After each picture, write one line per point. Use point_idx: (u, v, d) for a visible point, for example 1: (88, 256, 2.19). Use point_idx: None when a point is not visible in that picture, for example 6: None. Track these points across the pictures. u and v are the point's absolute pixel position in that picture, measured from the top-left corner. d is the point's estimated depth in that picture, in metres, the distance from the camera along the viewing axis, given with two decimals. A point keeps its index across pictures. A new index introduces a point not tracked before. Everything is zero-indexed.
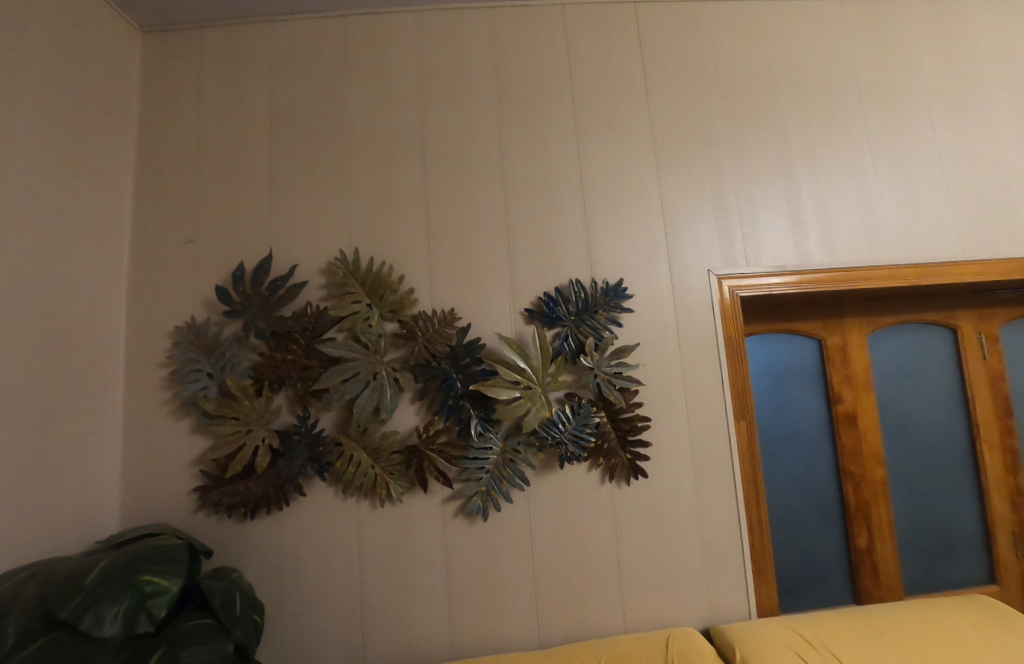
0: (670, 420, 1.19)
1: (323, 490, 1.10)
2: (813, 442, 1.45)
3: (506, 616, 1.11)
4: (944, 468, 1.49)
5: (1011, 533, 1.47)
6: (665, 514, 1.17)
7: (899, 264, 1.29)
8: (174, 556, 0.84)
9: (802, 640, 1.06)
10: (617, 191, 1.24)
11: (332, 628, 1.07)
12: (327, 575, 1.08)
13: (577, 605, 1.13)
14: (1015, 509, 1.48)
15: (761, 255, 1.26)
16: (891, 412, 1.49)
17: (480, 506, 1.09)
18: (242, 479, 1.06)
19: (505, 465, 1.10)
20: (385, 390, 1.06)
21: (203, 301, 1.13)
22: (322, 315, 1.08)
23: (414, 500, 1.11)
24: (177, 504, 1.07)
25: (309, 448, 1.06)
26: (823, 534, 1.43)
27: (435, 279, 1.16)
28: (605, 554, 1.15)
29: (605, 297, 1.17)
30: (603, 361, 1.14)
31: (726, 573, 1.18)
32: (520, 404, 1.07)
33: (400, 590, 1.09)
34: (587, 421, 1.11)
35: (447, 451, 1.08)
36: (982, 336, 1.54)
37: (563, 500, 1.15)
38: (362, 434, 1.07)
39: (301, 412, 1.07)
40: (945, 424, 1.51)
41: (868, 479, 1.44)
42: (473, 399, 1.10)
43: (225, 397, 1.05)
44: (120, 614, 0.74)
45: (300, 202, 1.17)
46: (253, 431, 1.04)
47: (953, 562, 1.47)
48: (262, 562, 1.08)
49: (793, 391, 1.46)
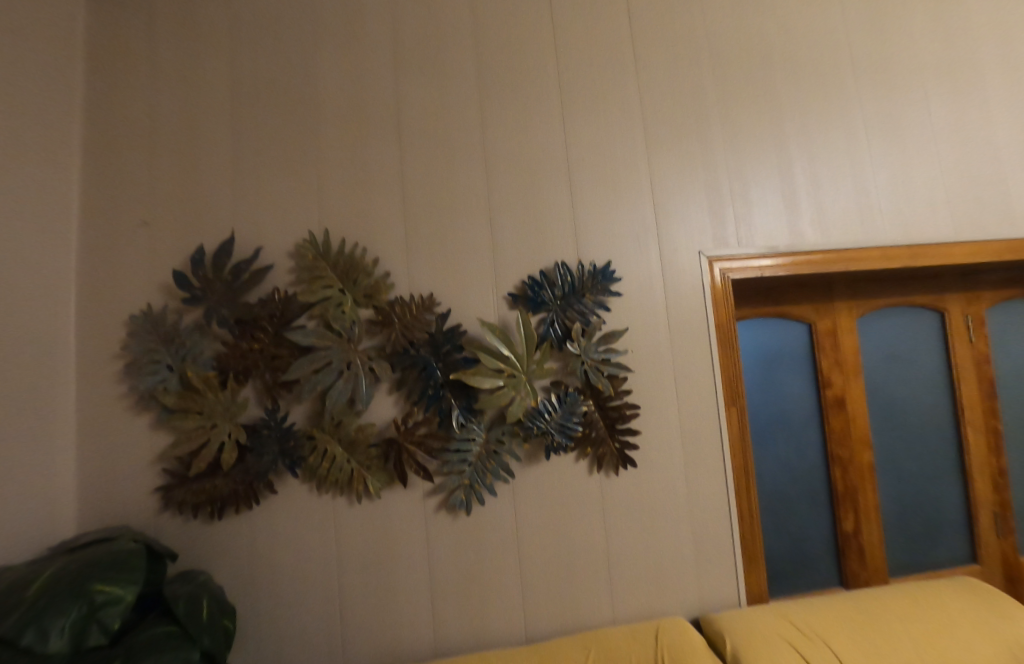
0: (660, 408, 1.15)
1: (296, 487, 1.04)
2: (802, 427, 1.43)
3: (492, 612, 1.07)
4: (930, 452, 1.49)
5: (993, 514, 1.49)
6: (655, 503, 1.14)
7: (893, 245, 1.27)
8: (130, 561, 0.80)
9: (794, 628, 1.05)
10: (606, 169, 1.18)
11: (310, 629, 1.02)
12: (303, 575, 1.03)
13: (566, 599, 1.09)
14: (998, 491, 1.50)
15: (753, 236, 1.22)
16: (879, 396, 1.47)
17: (464, 500, 1.05)
18: (208, 476, 0.99)
19: (489, 456, 1.06)
20: (361, 380, 1.00)
21: (162, 287, 1.05)
22: (290, 300, 1.01)
23: (395, 496, 1.06)
24: (138, 505, 1.00)
25: (279, 442, 0.99)
26: (811, 519, 1.41)
27: (413, 263, 1.10)
28: (594, 547, 1.11)
29: (592, 280, 1.12)
30: (591, 347, 1.09)
31: (716, 561, 1.16)
32: (505, 392, 1.02)
33: (382, 589, 1.05)
34: (574, 410, 1.07)
35: (427, 443, 1.03)
36: (969, 319, 1.53)
37: (550, 491, 1.10)
38: (337, 427, 1.01)
39: (269, 404, 1.00)
40: (932, 408, 1.50)
41: (856, 463, 1.43)
42: (455, 388, 1.04)
43: (187, 390, 0.98)
44: (67, 627, 0.69)
45: (266, 181, 1.09)
46: (218, 425, 0.97)
47: (937, 544, 1.48)
48: (234, 563, 1.02)
49: (782, 376, 1.43)
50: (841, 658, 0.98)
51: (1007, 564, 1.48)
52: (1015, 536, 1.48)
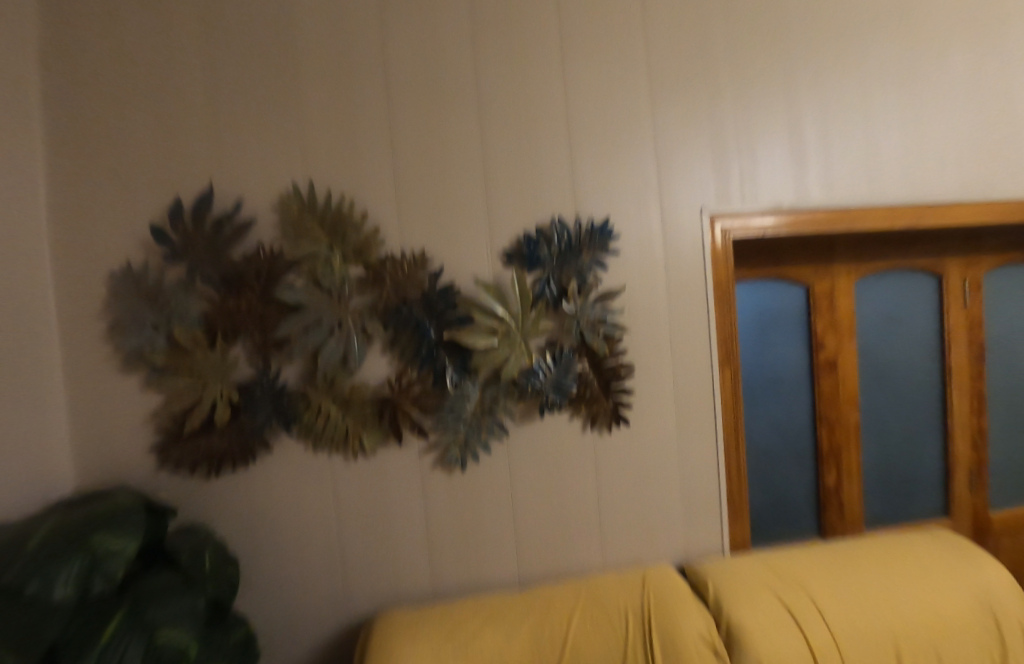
0: (655, 368, 1.15)
1: (292, 445, 1.04)
2: (793, 388, 1.44)
3: (488, 560, 1.13)
4: (915, 412, 1.53)
5: (969, 471, 1.55)
6: (647, 461, 1.17)
7: (899, 204, 1.23)
8: (128, 517, 0.82)
9: (772, 574, 1.12)
10: (607, 120, 1.12)
11: (314, 576, 1.08)
12: (304, 528, 1.07)
13: (558, 548, 1.15)
14: (975, 449, 1.55)
15: (758, 193, 1.18)
16: (870, 358, 1.49)
17: (458, 457, 1.07)
18: (203, 435, 0.99)
19: (484, 415, 1.06)
20: (352, 339, 0.98)
21: (142, 242, 1.00)
22: (277, 257, 0.98)
23: (391, 454, 1.07)
24: (135, 463, 1.01)
25: (273, 401, 0.99)
26: (796, 475, 1.46)
27: (404, 218, 1.05)
28: (586, 501, 1.15)
29: (590, 238, 1.09)
30: (588, 307, 1.08)
31: (703, 513, 1.21)
32: (499, 352, 1.01)
33: (381, 540, 1.09)
34: (569, 370, 1.07)
35: (422, 402, 1.03)
36: (965, 282, 1.52)
37: (544, 449, 1.12)
38: (331, 387, 1.00)
39: (261, 364, 0.99)
40: (920, 369, 1.52)
41: (843, 422, 1.46)
42: (449, 348, 1.03)
43: (175, 349, 0.96)
44: (71, 576, 0.71)
45: (245, 128, 1.02)
46: (209, 384, 0.96)
47: (913, 498, 1.54)
48: (235, 517, 1.04)
49: (777, 337, 1.43)
50: (816, 602, 1.06)
51: (976, 516, 1.56)
52: (986, 491, 1.55)
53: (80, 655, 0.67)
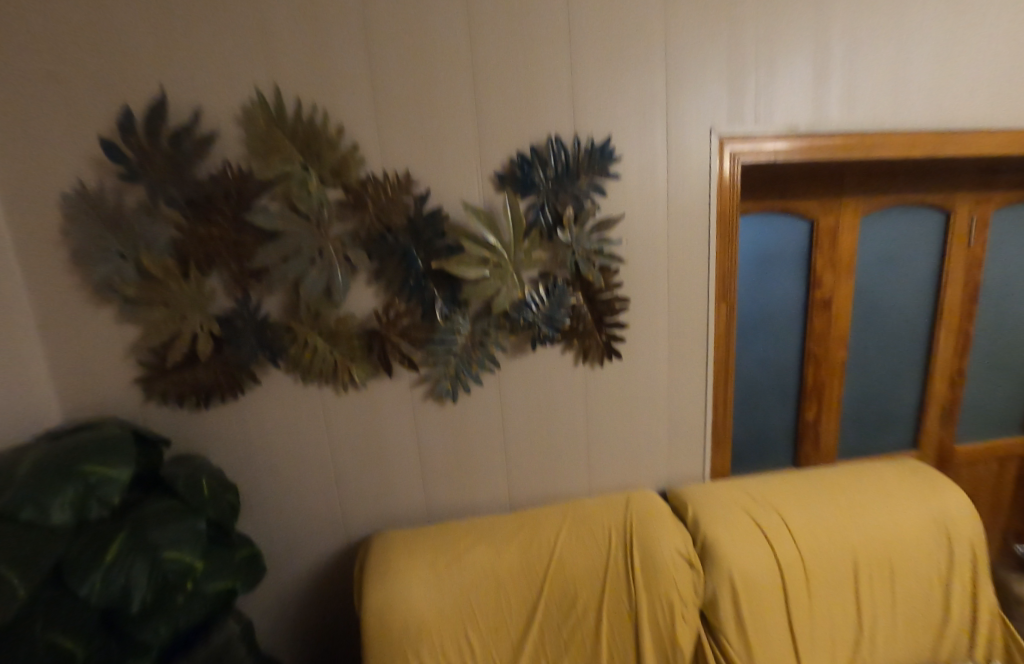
0: (649, 303, 1.13)
1: (280, 378, 1.03)
2: (786, 324, 1.44)
3: (480, 485, 1.18)
4: (901, 350, 1.54)
5: (941, 408, 1.60)
6: (636, 394, 1.18)
7: (920, 130, 1.15)
8: (120, 446, 0.83)
9: (748, 497, 1.19)
10: (613, 21, 0.99)
11: (312, 500, 1.12)
12: (299, 457, 1.09)
13: (546, 474, 1.20)
14: (953, 387, 1.59)
15: (772, 114, 1.09)
16: (865, 295, 1.47)
17: (449, 389, 1.07)
18: (187, 368, 0.98)
19: (475, 348, 1.05)
20: (335, 269, 0.93)
21: (93, 159, 0.90)
22: (246, 178, 0.90)
23: (381, 387, 1.06)
24: (121, 395, 0.99)
25: (256, 333, 0.96)
26: (778, 409, 1.50)
27: (385, 135, 0.96)
28: (575, 432, 1.18)
29: (588, 159, 1.01)
30: (584, 236, 1.02)
31: (687, 443, 1.26)
32: (490, 283, 0.97)
33: (376, 467, 1.12)
34: (562, 303, 1.04)
35: (411, 335, 1.01)
36: (973, 219, 1.47)
37: (535, 383, 1.12)
38: (316, 319, 0.97)
39: (239, 295, 0.95)
40: (913, 308, 1.51)
41: (830, 359, 1.48)
42: (438, 278, 0.99)
43: (147, 280, 0.91)
44: (66, 502, 0.73)
45: (194, 19, 0.87)
46: (188, 317, 0.93)
47: (887, 431, 1.61)
48: (229, 448, 1.05)
49: (775, 273, 1.40)
50: (787, 522, 1.13)
51: (942, 448, 1.64)
52: (954, 426, 1.62)
53: (87, 573, 0.70)
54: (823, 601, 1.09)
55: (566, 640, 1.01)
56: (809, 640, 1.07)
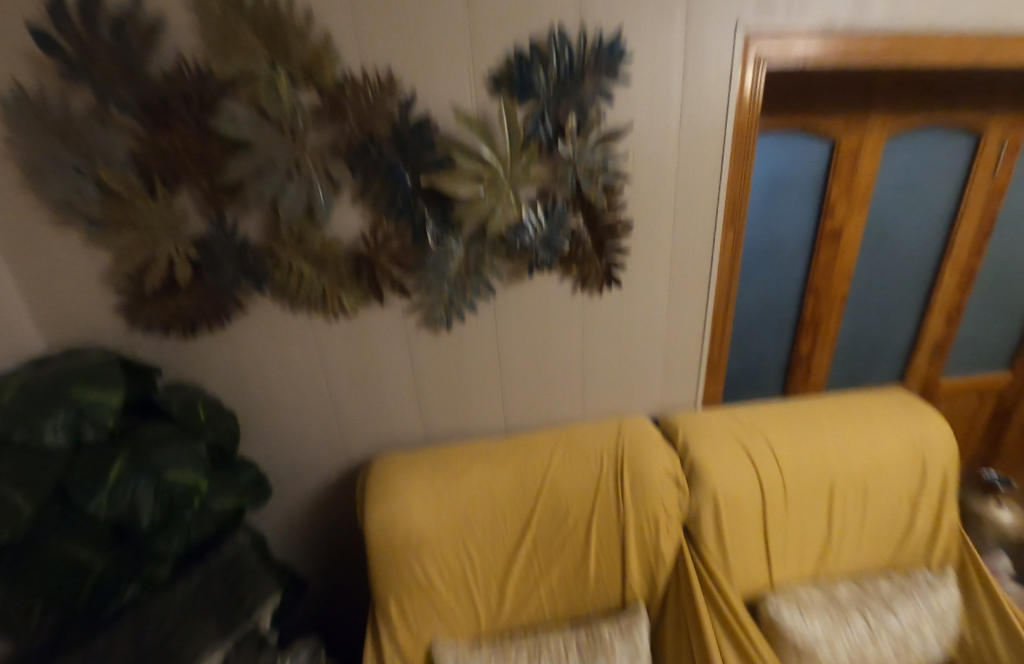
0: (653, 229, 1.07)
1: (266, 305, 0.99)
2: (790, 256, 1.37)
3: (475, 412, 1.20)
4: (905, 284, 1.50)
5: (931, 346, 1.60)
6: (633, 324, 1.17)
7: (969, 34, 1.02)
8: (106, 372, 0.82)
9: (737, 424, 1.22)
10: None
11: (311, 427, 1.14)
12: (295, 385, 1.09)
13: (541, 401, 1.22)
14: (949, 324, 1.57)
15: (807, 7, 0.94)
16: (876, 226, 1.40)
17: (444, 317, 1.05)
18: (168, 295, 0.94)
19: (469, 274, 1.01)
20: (315, 186, 0.87)
21: (28, 56, 0.76)
22: (206, 76, 0.78)
23: (372, 315, 1.03)
24: (104, 324, 0.96)
25: (236, 257, 0.92)
26: (773, 341, 1.49)
27: (360, 23, 0.80)
28: (570, 362, 1.18)
29: (595, 59, 0.89)
30: (586, 150, 0.94)
31: (682, 372, 1.27)
32: (486, 203, 0.92)
33: (370, 395, 1.13)
34: (562, 226, 0.99)
35: (400, 259, 0.97)
36: (1005, 144, 1.35)
37: (533, 311, 1.10)
38: (299, 242, 0.92)
39: (213, 215, 0.88)
40: (924, 240, 1.45)
41: (831, 293, 1.43)
42: (429, 197, 0.92)
43: (110, 198, 0.84)
44: (60, 423, 0.73)
45: None
46: (160, 240, 0.88)
47: (877, 365, 1.62)
48: (223, 377, 1.05)
49: (787, 200, 1.30)
50: (773, 448, 1.17)
51: (926, 382, 1.66)
52: (943, 362, 1.63)
53: (92, 491, 0.72)
54: (797, 517, 1.16)
55: (557, 550, 1.08)
56: (780, 549, 1.16)
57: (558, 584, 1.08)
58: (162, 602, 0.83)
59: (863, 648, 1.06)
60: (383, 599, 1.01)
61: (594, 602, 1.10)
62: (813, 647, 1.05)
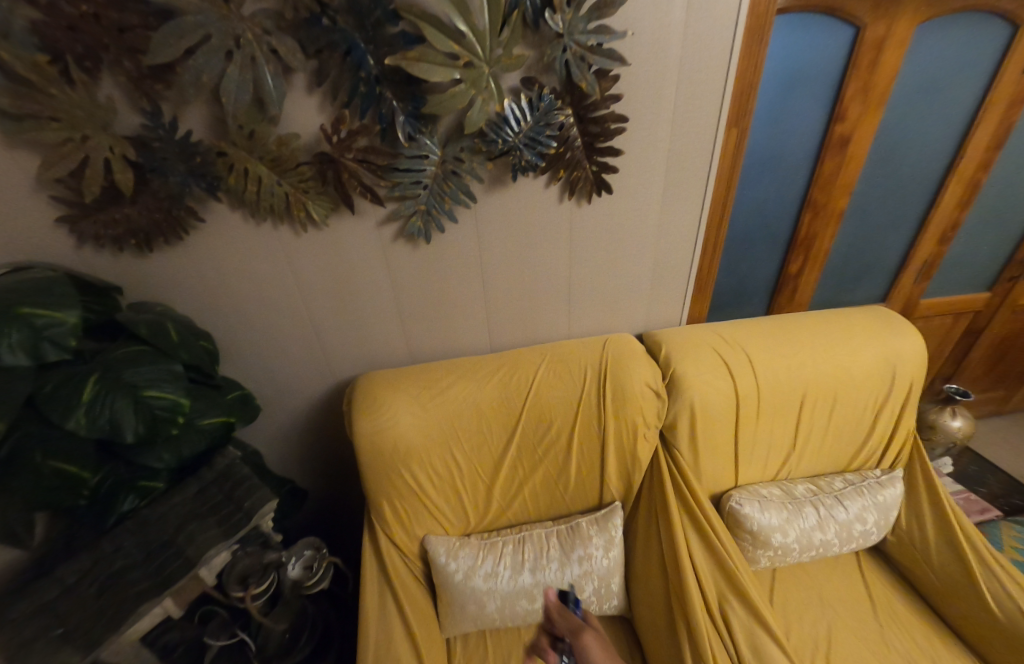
0: (648, 128, 0.98)
1: (226, 214, 0.91)
2: (793, 166, 1.27)
3: (459, 330, 1.19)
4: (905, 200, 1.43)
5: (919, 265, 1.58)
6: (622, 237, 1.12)
7: None
8: (59, 289, 0.73)
9: (719, 338, 1.23)
10: None
11: (290, 347, 1.12)
12: (270, 304, 1.04)
13: (526, 318, 1.21)
14: (940, 242, 1.54)
15: None
16: (887, 135, 1.29)
17: (422, 229, 0.97)
18: (114, 205, 0.85)
19: (447, 178, 0.93)
20: (262, 67, 0.74)
21: None
22: None
23: (344, 225, 0.97)
24: (44, 242, 0.86)
25: (183, 159, 0.82)
26: (763, 261, 1.45)
27: None
28: (556, 277, 1.15)
29: None
30: (578, 24, 0.82)
31: (669, 287, 1.26)
32: (462, 92, 0.80)
33: (349, 314, 1.09)
34: (549, 122, 0.89)
35: (370, 161, 0.87)
36: None
37: (518, 221, 1.04)
38: (252, 141, 0.82)
39: (146, 108, 0.77)
40: (933, 151, 1.35)
41: (830, 208, 1.35)
42: (397, 84, 0.81)
43: (20, 84, 0.70)
44: (16, 344, 0.67)
45: None
46: (91, 138, 0.76)
47: (862, 284, 1.61)
48: (191, 295, 0.99)
49: (798, 100, 1.17)
50: (752, 361, 1.19)
51: (907, 302, 1.68)
52: (926, 281, 1.63)
53: (68, 410, 0.70)
54: (767, 424, 1.22)
55: (540, 456, 1.14)
56: (748, 453, 1.23)
57: (541, 488, 1.16)
58: (163, 512, 0.86)
59: (811, 533, 1.19)
60: (377, 503, 1.07)
61: (576, 502, 1.18)
62: (768, 532, 1.17)
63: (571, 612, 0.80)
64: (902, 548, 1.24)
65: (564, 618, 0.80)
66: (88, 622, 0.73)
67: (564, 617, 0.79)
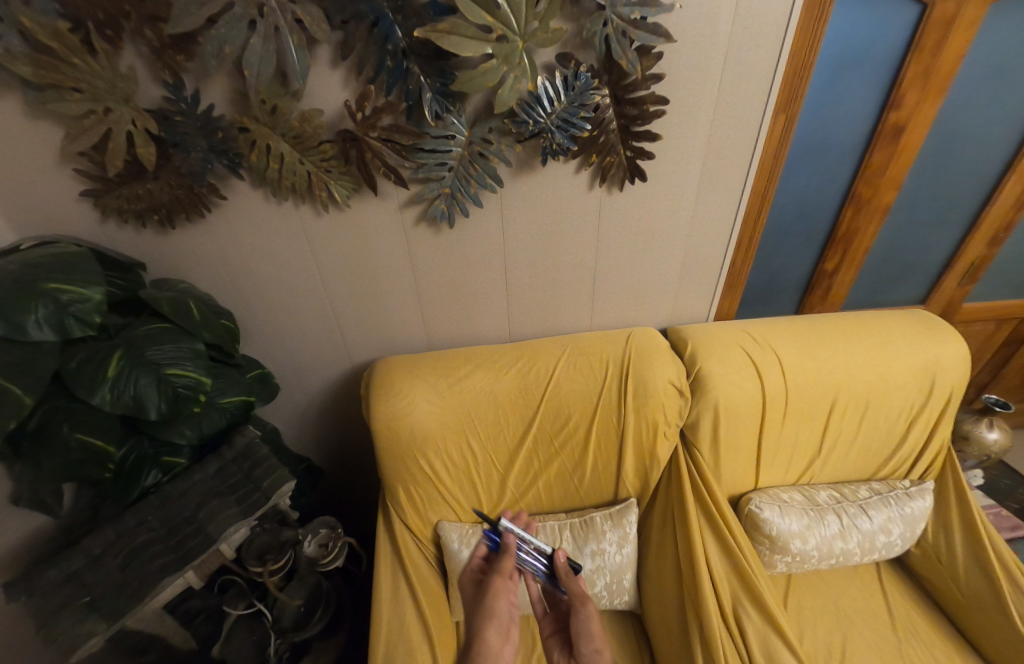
0: (687, 112, 0.92)
1: (246, 192, 0.89)
2: (840, 156, 1.18)
3: (479, 317, 1.16)
4: (958, 197, 1.33)
5: (966, 267, 1.48)
6: (653, 226, 1.07)
7: None
8: (83, 265, 0.72)
9: (748, 338, 1.18)
10: None
11: (308, 329, 1.11)
12: (289, 285, 1.03)
13: (547, 308, 1.18)
14: (991, 243, 1.43)
15: None
16: (946, 124, 1.18)
17: (445, 212, 0.94)
18: (136, 179, 0.84)
19: (473, 160, 0.89)
20: (285, 38, 0.71)
21: None
22: None
23: (367, 207, 0.94)
24: (69, 215, 0.86)
25: (204, 134, 0.80)
26: (797, 257, 1.37)
27: None
28: (581, 266, 1.11)
29: None
30: None
31: (698, 281, 1.21)
32: (493, 69, 0.75)
33: (367, 297, 1.08)
34: (583, 103, 0.84)
35: (394, 140, 0.84)
36: None
37: (545, 208, 1.00)
38: (273, 116, 0.80)
39: (168, 80, 0.75)
40: (996, 143, 1.24)
41: (876, 202, 1.26)
42: (425, 59, 0.77)
43: (41, 52, 0.68)
44: (45, 319, 0.66)
45: None
46: (113, 110, 0.74)
47: (902, 285, 1.52)
48: (212, 274, 0.99)
49: (852, 85, 1.08)
50: (781, 362, 1.14)
51: (949, 306, 1.58)
52: (971, 285, 1.53)
53: (94, 386, 0.71)
54: (793, 428, 1.17)
55: (556, 450, 1.12)
56: (770, 456, 1.19)
57: (555, 480, 1.14)
58: (184, 488, 0.87)
59: (832, 542, 1.15)
60: (392, 487, 1.07)
61: (590, 496, 1.17)
62: (788, 537, 1.13)
63: (576, 582, 0.83)
64: (926, 562, 1.19)
65: (572, 582, 0.83)
66: (114, 593, 0.75)
67: (570, 581, 0.82)
